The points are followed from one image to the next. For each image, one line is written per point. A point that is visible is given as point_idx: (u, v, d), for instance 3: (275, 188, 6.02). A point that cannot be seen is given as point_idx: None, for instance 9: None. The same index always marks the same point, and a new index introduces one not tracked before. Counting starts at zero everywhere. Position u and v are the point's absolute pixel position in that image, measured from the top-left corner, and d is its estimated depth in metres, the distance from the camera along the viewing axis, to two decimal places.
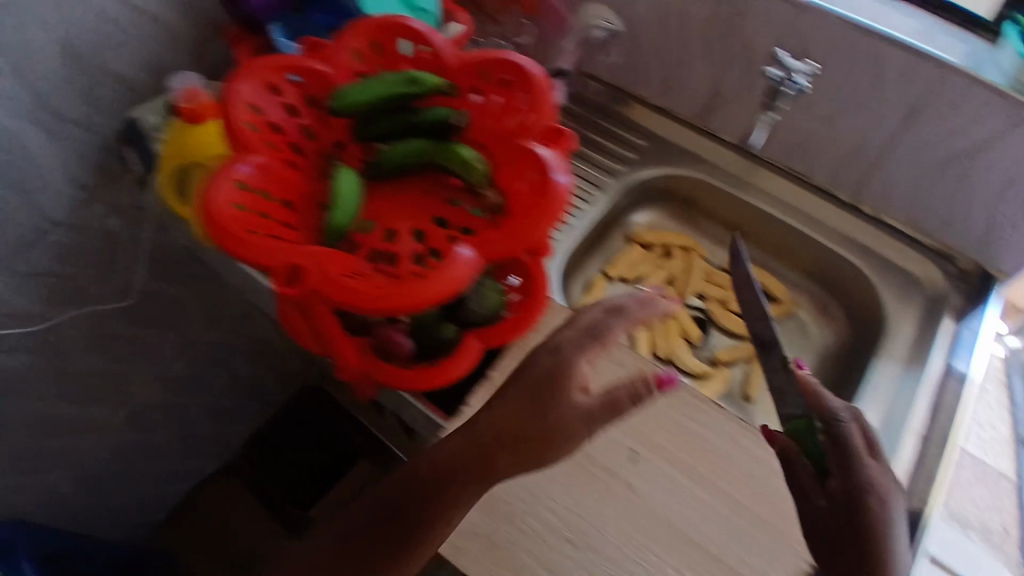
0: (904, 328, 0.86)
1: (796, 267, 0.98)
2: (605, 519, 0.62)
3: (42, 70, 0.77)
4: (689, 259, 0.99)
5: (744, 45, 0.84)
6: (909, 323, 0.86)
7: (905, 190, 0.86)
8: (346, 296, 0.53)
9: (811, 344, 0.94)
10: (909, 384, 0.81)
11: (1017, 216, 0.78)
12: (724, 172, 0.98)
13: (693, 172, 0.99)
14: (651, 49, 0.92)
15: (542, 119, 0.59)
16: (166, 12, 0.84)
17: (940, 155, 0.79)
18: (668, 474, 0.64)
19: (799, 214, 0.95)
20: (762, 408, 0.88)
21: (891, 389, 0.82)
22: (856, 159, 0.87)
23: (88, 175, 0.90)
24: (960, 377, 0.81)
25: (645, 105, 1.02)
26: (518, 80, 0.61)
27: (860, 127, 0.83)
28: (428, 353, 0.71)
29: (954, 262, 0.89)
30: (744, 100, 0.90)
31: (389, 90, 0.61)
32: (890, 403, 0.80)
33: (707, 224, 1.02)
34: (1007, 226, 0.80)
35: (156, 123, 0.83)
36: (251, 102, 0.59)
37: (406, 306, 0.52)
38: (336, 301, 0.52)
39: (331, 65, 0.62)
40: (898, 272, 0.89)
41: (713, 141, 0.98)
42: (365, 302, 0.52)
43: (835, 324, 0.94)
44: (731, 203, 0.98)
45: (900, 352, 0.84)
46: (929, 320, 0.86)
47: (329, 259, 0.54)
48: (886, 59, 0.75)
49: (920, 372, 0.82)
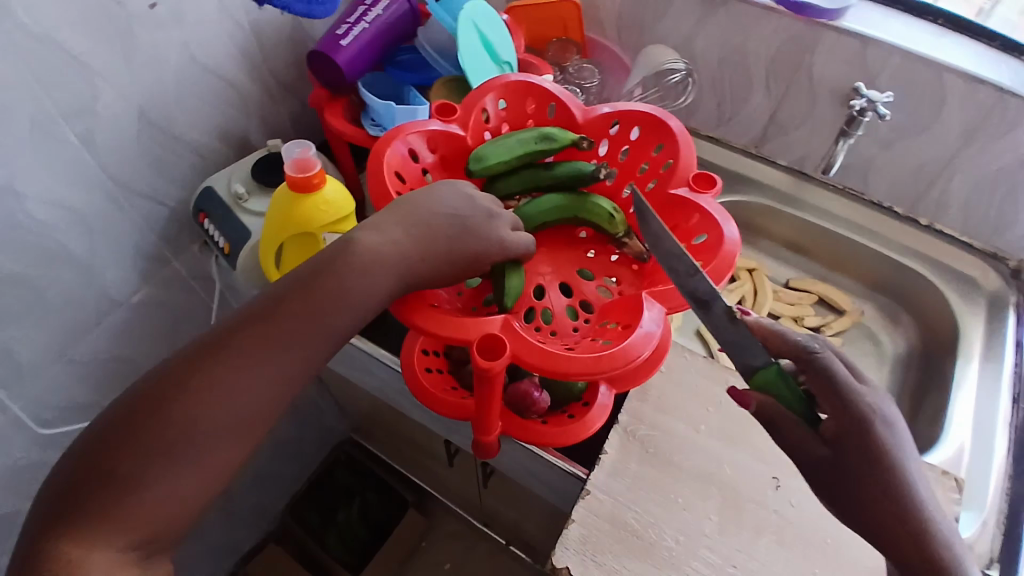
0: (975, 327, 0.87)
1: (856, 277, 1.02)
2: (762, 551, 0.63)
3: (124, 143, 0.73)
4: (755, 278, 1.02)
5: (807, 73, 0.89)
6: (979, 323, 0.87)
7: (962, 204, 0.92)
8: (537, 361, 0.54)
9: (884, 353, 0.97)
10: (990, 375, 0.82)
11: None
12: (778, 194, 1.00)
13: (756, 198, 1.01)
14: (711, 83, 0.99)
15: (685, 171, 0.66)
16: (248, 74, 0.83)
17: (998, 168, 0.84)
18: (817, 496, 0.66)
19: (859, 229, 0.97)
20: None
21: (975, 382, 0.82)
22: (917, 176, 0.93)
23: (159, 248, 0.85)
24: None
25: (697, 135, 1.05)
26: (652, 134, 0.68)
27: (920, 147, 0.89)
28: (560, 406, 0.71)
29: (1006, 261, 0.90)
30: (803, 124, 0.96)
31: (529, 149, 0.66)
32: (979, 396, 0.80)
33: (764, 243, 1.06)
34: None
35: (239, 190, 0.80)
36: (398, 166, 0.62)
37: (597, 369, 0.54)
38: (529, 366, 0.54)
39: (466, 128, 0.66)
40: (962, 278, 0.91)
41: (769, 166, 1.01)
42: (557, 368, 0.54)
43: (899, 330, 0.98)
44: (789, 223, 1.02)
45: (976, 347, 0.85)
46: (995, 319, 0.87)
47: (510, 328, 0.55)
48: (948, 85, 0.80)
49: (998, 362, 0.82)
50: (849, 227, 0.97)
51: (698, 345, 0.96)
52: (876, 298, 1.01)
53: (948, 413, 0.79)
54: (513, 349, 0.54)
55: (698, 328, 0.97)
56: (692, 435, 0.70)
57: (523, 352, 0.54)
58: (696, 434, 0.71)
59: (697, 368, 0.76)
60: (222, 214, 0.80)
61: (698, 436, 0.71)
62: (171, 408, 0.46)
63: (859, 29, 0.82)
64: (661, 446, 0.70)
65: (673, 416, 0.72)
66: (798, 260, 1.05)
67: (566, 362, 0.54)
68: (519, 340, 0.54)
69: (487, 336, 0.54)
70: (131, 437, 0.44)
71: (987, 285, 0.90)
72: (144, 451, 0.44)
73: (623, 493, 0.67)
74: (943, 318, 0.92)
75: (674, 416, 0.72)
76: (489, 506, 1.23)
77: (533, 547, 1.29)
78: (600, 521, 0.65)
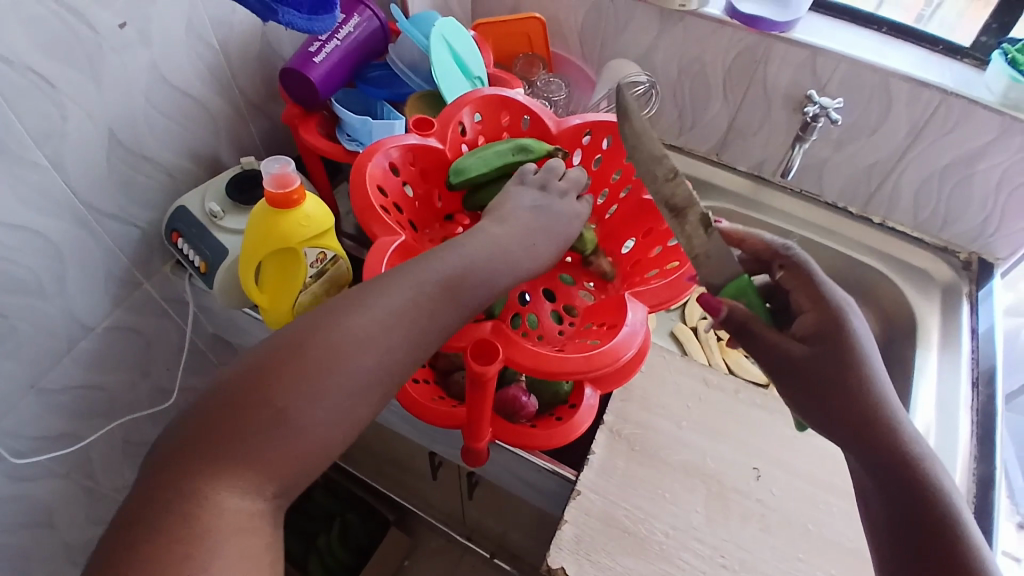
0: (930, 317, 0.93)
1: None
2: (747, 538, 0.65)
3: (93, 163, 0.72)
4: None
5: (762, 81, 0.94)
6: (934, 312, 0.94)
7: (910, 199, 0.98)
8: (531, 362, 0.56)
9: None
10: (948, 361, 0.88)
11: (1008, 208, 0.90)
12: (742, 199, 1.06)
13: (720, 202, 1.06)
14: (671, 92, 1.03)
15: None
16: (219, 91, 0.83)
17: (943, 164, 0.90)
18: (794, 482, 0.69)
19: (814, 226, 1.03)
20: None
21: (935, 367, 0.87)
22: (869, 175, 0.98)
23: (129, 270, 0.83)
24: (987, 337, 0.89)
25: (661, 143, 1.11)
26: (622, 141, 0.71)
27: (872, 147, 0.94)
28: (546, 410, 0.72)
29: (957, 254, 0.99)
30: (760, 130, 1.01)
31: (508, 160, 0.68)
32: (939, 381, 0.86)
33: None
34: (999, 218, 0.92)
35: (213, 209, 0.79)
36: (382, 178, 0.64)
37: (590, 366, 0.56)
38: (524, 368, 0.56)
39: (445, 142, 0.68)
40: (915, 270, 0.98)
41: (729, 170, 1.07)
42: (550, 367, 0.56)
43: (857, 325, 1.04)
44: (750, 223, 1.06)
45: (932, 336, 0.91)
46: (949, 307, 0.94)
47: (501, 332, 0.57)
48: (893, 90, 0.86)
49: (955, 348, 0.89)
50: (808, 227, 1.03)
51: (673, 346, 0.98)
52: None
53: (915, 400, 0.85)
54: (507, 353, 0.56)
55: (672, 329, 1.00)
56: (674, 431, 0.73)
57: (516, 356, 0.56)
58: (678, 430, 0.73)
59: (673, 364, 0.79)
60: (196, 233, 0.79)
61: (679, 432, 0.73)
62: (294, 379, 0.43)
63: (807, 39, 0.88)
64: (646, 443, 0.72)
65: (656, 413, 0.74)
66: None
67: (564, 364, 0.56)
68: (512, 344, 0.56)
69: (483, 342, 0.56)
70: (227, 419, 0.41)
71: (938, 276, 0.97)
72: (235, 446, 0.41)
73: (613, 492, 0.68)
74: (901, 309, 0.97)
75: (656, 413, 0.75)
76: (472, 518, 1.23)
77: (519, 558, 1.28)
78: (591, 520, 0.67)
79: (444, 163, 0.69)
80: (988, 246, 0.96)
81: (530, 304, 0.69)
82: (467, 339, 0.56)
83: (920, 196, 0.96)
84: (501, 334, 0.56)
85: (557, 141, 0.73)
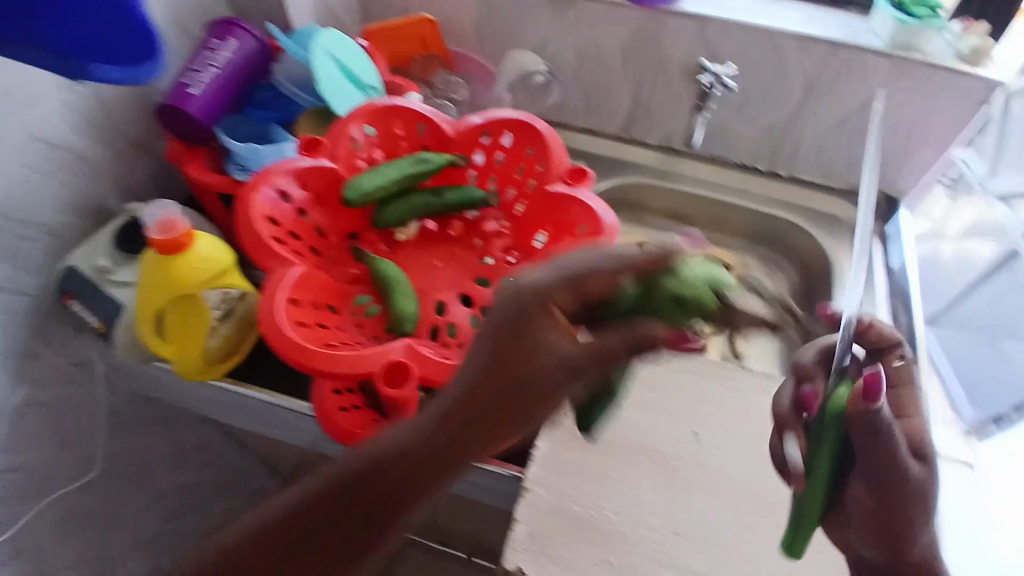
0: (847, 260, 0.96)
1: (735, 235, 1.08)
2: (699, 508, 0.65)
3: None
4: None
5: (660, 55, 0.95)
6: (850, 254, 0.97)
7: (812, 150, 1.00)
8: (435, 376, 0.60)
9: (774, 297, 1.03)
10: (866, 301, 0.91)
11: (903, 147, 0.94)
12: (658, 170, 1.07)
13: (634, 176, 1.07)
14: (573, 76, 1.02)
15: (556, 167, 0.71)
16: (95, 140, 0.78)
17: (840, 114, 0.93)
18: (737, 441, 0.70)
19: (725, 188, 1.05)
20: (759, 359, 0.95)
21: None
22: (769, 135, 1.01)
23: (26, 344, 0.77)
24: (898, 271, 0.94)
25: (567, 126, 1.10)
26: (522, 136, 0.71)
27: (769, 108, 0.97)
28: None
29: None
30: (666, 102, 1.01)
31: (403, 172, 0.70)
32: None
33: (647, 219, 1.11)
34: (895, 156, 0.96)
35: (103, 263, 0.75)
36: (270, 212, 0.65)
37: (498, 371, 0.54)
38: (435, 381, 0.59)
39: (337, 161, 0.70)
40: (821, 215, 1.02)
41: (638, 145, 1.08)
42: (458, 379, 0.55)
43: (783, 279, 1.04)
44: (664, 194, 1.07)
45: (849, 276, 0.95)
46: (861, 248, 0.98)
47: (410, 352, 0.60)
48: (783, 48, 0.89)
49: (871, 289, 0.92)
50: (723, 190, 1.05)
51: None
52: (759, 250, 1.07)
53: None
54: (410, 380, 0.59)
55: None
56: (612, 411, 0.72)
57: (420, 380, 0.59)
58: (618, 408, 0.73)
59: None
60: (90, 292, 0.74)
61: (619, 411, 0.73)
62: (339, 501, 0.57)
63: (696, 10, 0.89)
64: None
65: None
66: (681, 229, 1.10)
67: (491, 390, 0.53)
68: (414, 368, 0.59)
69: (389, 363, 0.59)
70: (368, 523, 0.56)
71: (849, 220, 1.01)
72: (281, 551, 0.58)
73: (560, 484, 0.68)
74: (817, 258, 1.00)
75: None
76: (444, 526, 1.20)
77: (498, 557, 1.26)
78: (541, 515, 0.66)
79: (340, 183, 0.70)
80: (891, 184, 1.00)
81: (446, 314, 0.69)
82: (376, 367, 0.59)
83: (819, 144, 0.99)
84: (409, 352, 0.60)
85: (456, 144, 0.73)
